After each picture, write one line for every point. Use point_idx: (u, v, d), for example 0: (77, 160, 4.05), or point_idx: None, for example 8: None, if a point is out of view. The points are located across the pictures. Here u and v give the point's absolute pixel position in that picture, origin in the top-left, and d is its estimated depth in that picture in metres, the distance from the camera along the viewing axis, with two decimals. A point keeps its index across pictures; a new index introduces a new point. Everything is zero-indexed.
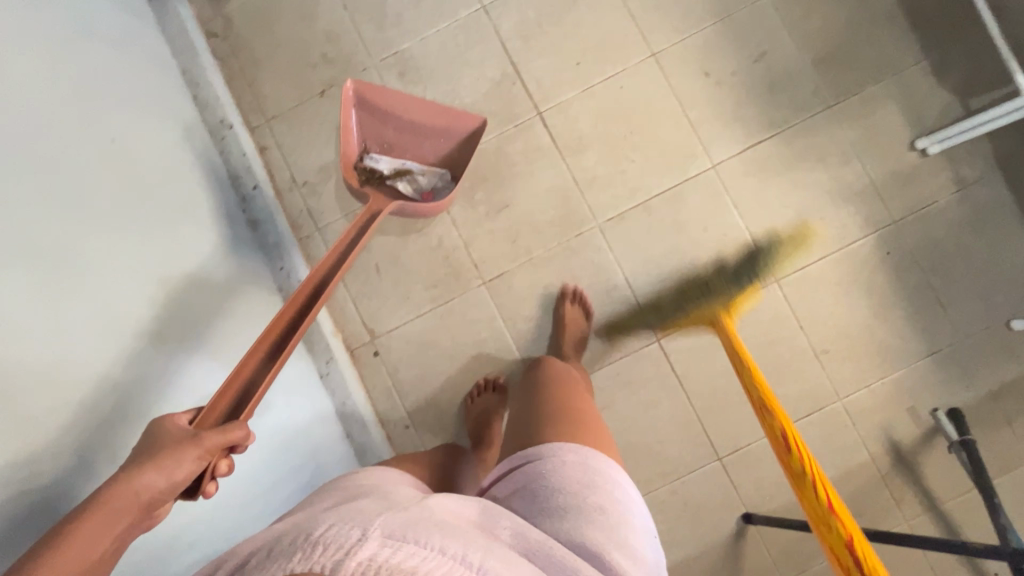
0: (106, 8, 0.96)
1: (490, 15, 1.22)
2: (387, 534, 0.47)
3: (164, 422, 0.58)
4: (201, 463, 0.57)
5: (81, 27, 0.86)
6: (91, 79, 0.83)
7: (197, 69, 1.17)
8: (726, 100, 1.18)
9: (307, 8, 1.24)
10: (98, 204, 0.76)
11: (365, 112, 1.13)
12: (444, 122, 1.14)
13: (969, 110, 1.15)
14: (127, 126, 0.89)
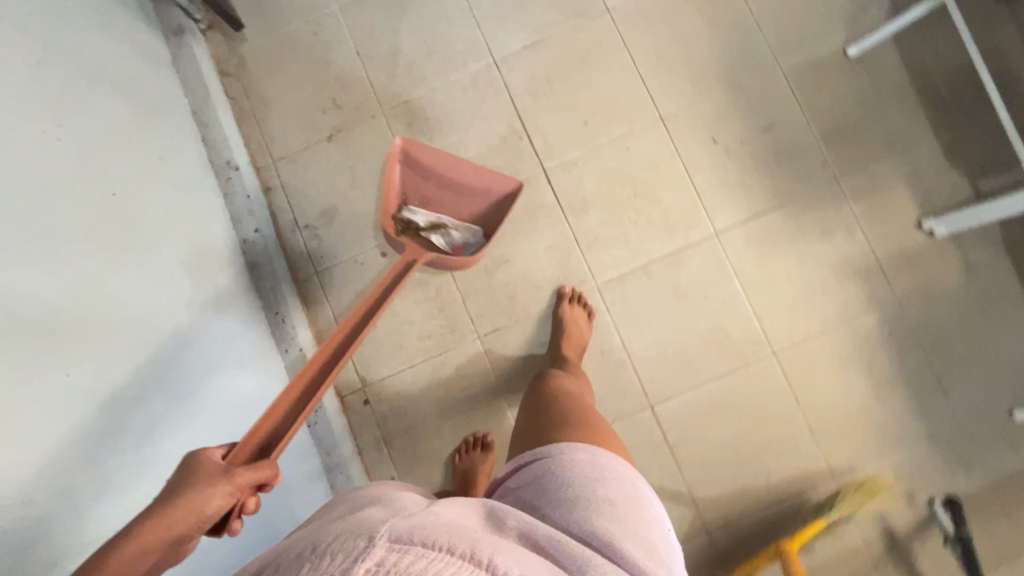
0: (117, 54, 0.96)
1: (501, 70, 1.23)
2: (394, 537, 0.42)
3: (197, 453, 0.53)
4: (233, 498, 0.52)
5: (89, 75, 0.86)
6: (94, 127, 0.83)
7: (208, 109, 1.18)
8: (732, 168, 1.17)
9: (321, 53, 1.26)
10: (93, 258, 0.75)
11: (409, 167, 1.13)
12: (484, 183, 1.13)
13: (979, 193, 1.14)
14: (126, 173, 0.88)
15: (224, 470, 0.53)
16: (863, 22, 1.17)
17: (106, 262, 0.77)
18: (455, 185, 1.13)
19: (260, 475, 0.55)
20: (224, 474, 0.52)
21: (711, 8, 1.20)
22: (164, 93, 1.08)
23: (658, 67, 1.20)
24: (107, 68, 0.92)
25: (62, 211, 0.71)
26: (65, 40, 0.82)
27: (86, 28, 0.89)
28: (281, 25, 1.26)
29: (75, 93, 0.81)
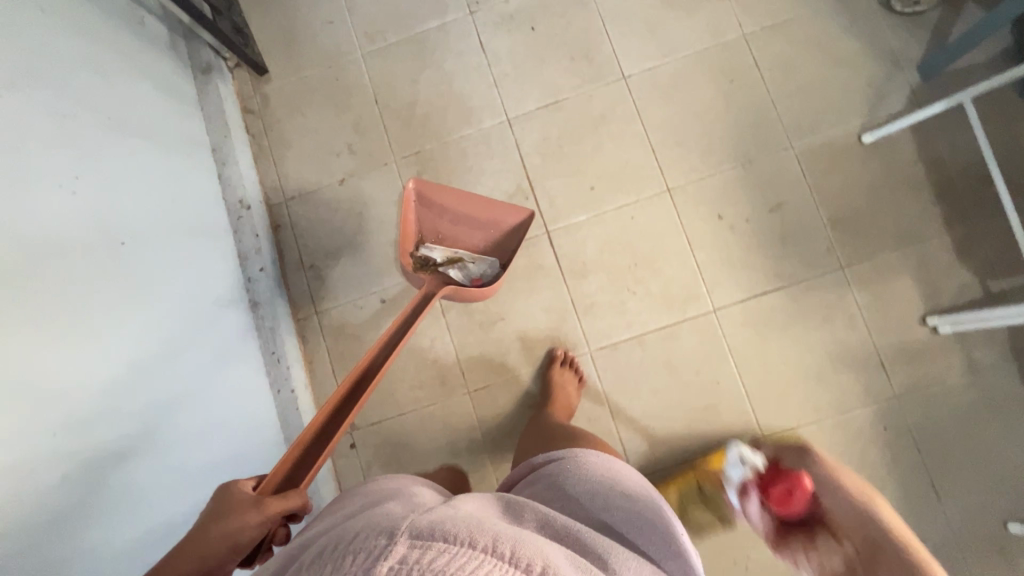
0: (141, 101, 1.01)
1: (514, 129, 1.24)
2: (414, 535, 0.45)
3: (232, 487, 0.65)
4: (262, 527, 0.62)
5: (108, 125, 0.90)
6: (109, 176, 0.87)
7: (227, 147, 1.22)
8: (736, 246, 1.17)
9: (341, 98, 1.29)
10: (104, 306, 0.78)
11: (422, 207, 1.15)
12: (497, 215, 1.14)
13: (989, 292, 1.11)
14: (139, 217, 0.92)
15: (253, 502, 0.63)
16: (881, 110, 1.16)
17: (118, 307, 0.81)
18: (470, 219, 1.15)
19: (285, 504, 0.64)
20: (254, 505, 0.63)
21: (727, 82, 1.20)
22: (184, 134, 1.12)
23: (669, 138, 1.20)
24: (128, 115, 0.96)
25: (77, 262, 0.75)
26: (84, 93, 0.86)
27: (108, 77, 0.94)
28: (305, 68, 1.30)
29: (92, 145, 0.85)
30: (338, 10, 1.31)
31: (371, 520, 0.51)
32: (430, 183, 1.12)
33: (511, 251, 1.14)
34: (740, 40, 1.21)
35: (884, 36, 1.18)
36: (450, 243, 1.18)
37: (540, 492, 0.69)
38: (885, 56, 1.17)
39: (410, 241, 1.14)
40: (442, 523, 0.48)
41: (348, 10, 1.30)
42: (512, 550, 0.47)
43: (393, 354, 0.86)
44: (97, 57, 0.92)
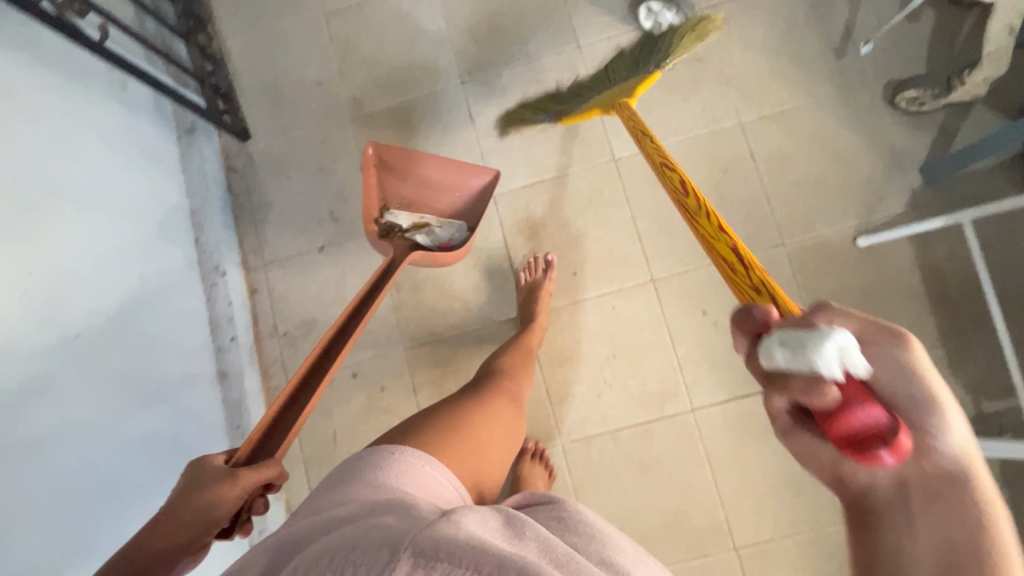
0: (115, 172, 1.00)
1: (499, 207, 1.22)
2: (416, 555, 0.45)
3: (205, 461, 0.66)
4: (236, 501, 0.64)
5: (77, 205, 0.89)
6: (73, 261, 0.85)
7: (205, 210, 1.21)
8: (719, 345, 1.12)
9: (325, 163, 1.27)
10: (58, 404, 0.76)
11: (385, 171, 1.15)
12: (461, 177, 1.15)
13: (981, 412, 1.05)
14: (105, 294, 0.90)
15: (225, 475, 0.64)
16: (878, 212, 1.11)
17: (71, 403, 0.79)
18: (435, 186, 1.15)
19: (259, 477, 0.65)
20: (226, 479, 0.64)
21: (720, 170, 1.16)
22: (153, 202, 1.09)
23: (655, 225, 1.17)
24: (95, 187, 0.94)
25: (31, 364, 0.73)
26: (49, 174, 0.84)
27: (78, 149, 0.92)
28: (292, 129, 1.28)
29: (50, 227, 0.82)
30: (329, 72, 1.29)
31: (368, 536, 0.49)
32: (389, 147, 1.12)
33: (478, 213, 1.16)
34: (736, 128, 1.17)
35: (885, 135, 1.13)
36: (417, 210, 1.18)
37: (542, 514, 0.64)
38: (886, 155, 1.13)
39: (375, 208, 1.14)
40: (445, 548, 0.45)
41: (339, 73, 1.29)
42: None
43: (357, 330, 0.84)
44: (68, 131, 0.90)
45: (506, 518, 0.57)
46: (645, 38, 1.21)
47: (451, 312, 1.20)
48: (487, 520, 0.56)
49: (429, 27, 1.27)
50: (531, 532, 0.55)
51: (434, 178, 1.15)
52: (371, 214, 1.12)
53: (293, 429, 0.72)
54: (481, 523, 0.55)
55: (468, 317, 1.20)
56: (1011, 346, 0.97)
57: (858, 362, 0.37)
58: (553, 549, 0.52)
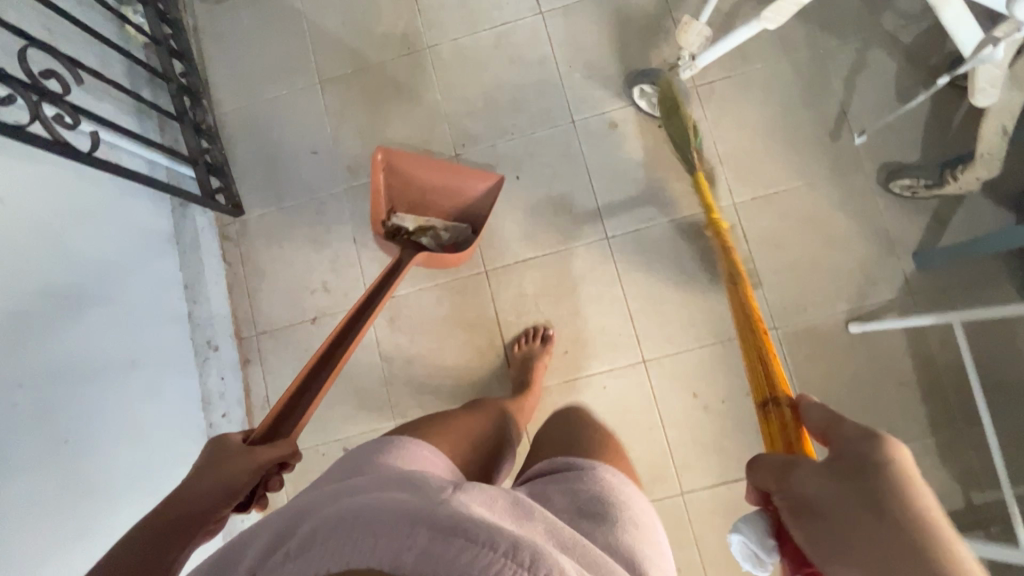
0: (113, 260, 1.01)
1: (491, 282, 1.22)
2: (436, 527, 0.44)
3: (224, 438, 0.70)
4: (254, 474, 0.67)
5: (74, 304, 0.90)
6: (69, 364, 0.86)
7: (198, 284, 1.22)
8: (709, 428, 1.12)
9: (320, 233, 1.28)
10: (45, 510, 0.78)
11: (393, 176, 1.17)
12: (466, 182, 1.17)
13: (971, 505, 1.05)
14: (99, 389, 0.92)
15: (245, 449, 0.68)
16: (870, 298, 1.11)
17: (57, 508, 0.80)
18: (440, 188, 1.18)
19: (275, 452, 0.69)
20: (245, 453, 0.68)
21: (713, 251, 1.16)
22: (148, 283, 1.11)
23: (647, 305, 1.17)
24: (93, 280, 0.96)
25: (22, 474, 0.75)
26: (42, 275, 0.84)
27: (71, 241, 0.92)
28: (287, 199, 1.29)
29: (39, 334, 0.82)
30: (325, 141, 1.30)
31: (388, 500, 0.49)
32: (397, 152, 1.13)
33: (480, 219, 1.19)
34: (729, 209, 1.17)
35: (880, 219, 1.12)
36: (423, 212, 1.22)
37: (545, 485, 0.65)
38: (879, 238, 1.12)
39: (383, 211, 1.17)
40: (467, 515, 0.47)
41: (335, 143, 1.30)
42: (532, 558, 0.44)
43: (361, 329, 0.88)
44: (61, 225, 0.90)
45: (510, 491, 0.59)
46: (639, 114, 1.21)
47: (443, 388, 1.20)
48: (498, 494, 0.57)
49: (425, 99, 1.28)
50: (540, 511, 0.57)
51: (439, 184, 1.18)
52: (378, 217, 1.16)
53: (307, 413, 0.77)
54: (490, 499, 0.56)
55: (459, 392, 1.20)
56: (999, 443, 0.97)
57: (758, 554, 0.50)
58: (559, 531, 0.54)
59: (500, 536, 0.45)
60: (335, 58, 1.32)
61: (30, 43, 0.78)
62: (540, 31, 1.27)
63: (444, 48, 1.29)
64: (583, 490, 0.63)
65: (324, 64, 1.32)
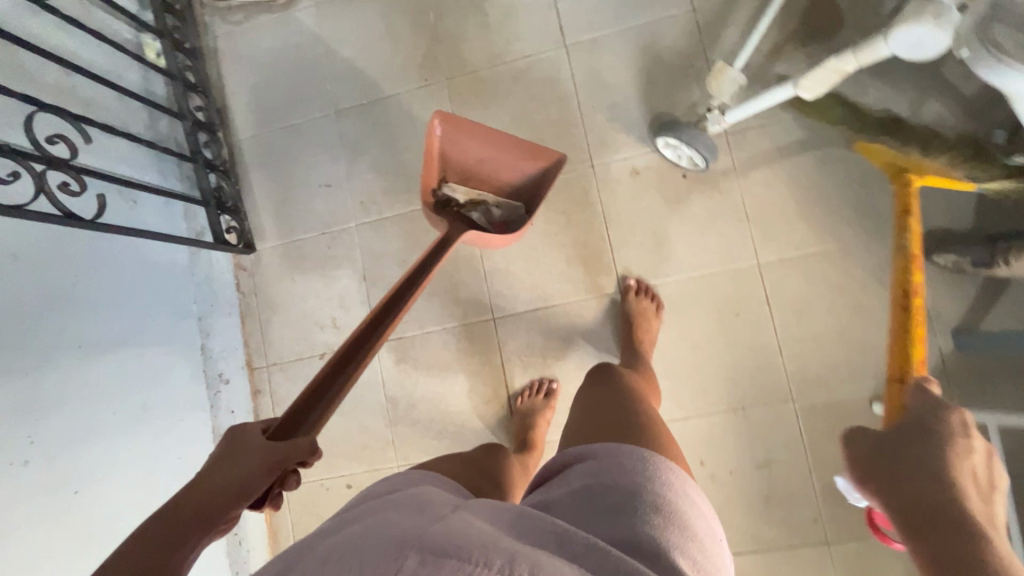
0: (129, 301, 1.04)
1: (499, 329, 1.21)
2: (425, 549, 0.42)
3: (242, 429, 0.64)
4: (271, 476, 0.60)
5: (84, 351, 0.93)
6: (75, 414, 0.90)
7: (211, 317, 1.23)
8: (714, 498, 1.09)
9: (331, 268, 1.27)
10: (52, 560, 0.82)
11: (448, 144, 1.13)
12: (523, 158, 1.12)
13: None
14: (109, 433, 0.96)
15: (262, 445, 0.62)
16: None
17: (66, 556, 0.84)
18: (494, 162, 1.14)
19: (291, 452, 0.62)
20: (261, 451, 0.61)
21: (732, 314, 1.10)
22: (166, 319, 1.13)
23: (658, 365, 1.12)
24: (110, 325, 0.99)
25: (29, 528, 0.79)
26: (46, 325, 0.87)
27: (79, 291, 0.94)
28: (299, 231, 1.29)
29: (43, 393, 0.85)
30: (338, 174, 1.28)
31: (381, 525, 0.48)
32: (454, 118, 1.08)
33: (534, 198, 1.14)
34: (752, 270, 1.10)
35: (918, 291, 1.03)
36: (475, 184, 1.18)
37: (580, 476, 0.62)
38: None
39: (434, 179, 1.15)
40: (460, 536, 0.46)
41: (348, 176, 1.28)
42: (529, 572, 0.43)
43: (391, 323, 0.83)
44: (68, 277, 0.92)
45: (517, 508, 0.56)
46: (662, 162, 1.15)
47: (446, 434, 1.20)
48: (504, 515, 0.55)
49: None
50: (547, 517, 0.53)
51: (495, 157, 1.14)
52: (429, 186, 1.13)
53: (335, 403, 0.72)
54: (493, 520, 0.54)
55: (462, 439, 1.20)
56: None
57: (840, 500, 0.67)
58: (571, 539, 0.50)
59: (494, 554, 0.44)
60: (352, 88, 1.29)
61: (38, 109, 0.78)
62: (562, 68, 1.20)
63: (462, 81, 1.24)
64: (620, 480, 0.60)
65: (340, 94, 1.30)
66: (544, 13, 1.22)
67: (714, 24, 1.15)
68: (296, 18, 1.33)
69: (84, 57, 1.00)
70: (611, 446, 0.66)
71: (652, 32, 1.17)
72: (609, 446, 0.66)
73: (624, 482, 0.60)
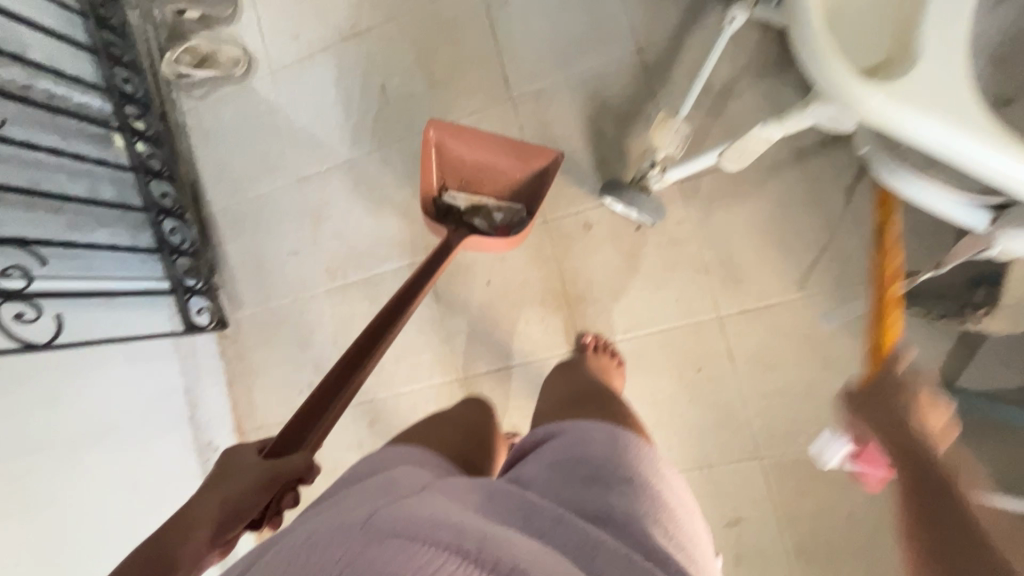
0: (119, 386, 1.11)
1: (464, 389, 1.21)
2: (376, 530, 0.45)
3: (237, 451, 0.64)
4: (266, 497, 0.60)
5: (77, 442, 1.00)
6: (72, 502, 0.97)
7: (198, 388, 1.31)
8: None
9: (304, 334, 1.31)
10: None
11: (446, 152, 1.11)
12: (522, 160, 1.08)
13: None
14: (107, 514, 1.03)
15: (256, 464, 0.62)
16: None
17: None
18: (495, 165, 1.10)
19: (286, 469, 0.62)
20: (255, 471, 0.62)
21: (693, 369, 1.07)
22: (156, 397, 1.20)
23: None
24: (102, 410, 1.06)
25: None
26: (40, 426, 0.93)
27: (67, 389, 1.00)
28: (272, 299, 1.33)
29: (34, 495, 0.91)
30: (304, 242, 1.31)
31: (342, 514, 0.51)
32: (450, 125, 1.07)
33: (537, 200, 1.09)
34: (713, 323, 1.06)
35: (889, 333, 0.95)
36: (476, 190, 1.14)
37: (552, 451, 0.66)
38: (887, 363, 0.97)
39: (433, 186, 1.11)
40: (416, 516, 0.48)
41: (313, 243, 1.31)
42: (477, 549, 0.45)
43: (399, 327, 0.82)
44: (56, 377, 0.98)
45: (486, 484, 0.60)
46: (614, 214, 1.11)
47: None
48: (468, 495, 0.57)
49: (395, 197, 1.25)
50: (514, 495, 0.58)
51: (495, 163, 1.10)
52: (429, 191, 1.09)
53: (333, 420, 0.69)
54: (463, 498, 0.56)
55: None
56: None
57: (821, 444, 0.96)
58: (538, 514, 0.55)
59: (440, 531, 0.46)
60: (310, 154, 1.31)
61: None
62: (511, 122, 1.17)
63: (413, 142, 1.24)
64: (586, 453, 0.63)
65: (300, 161, 1.32)
66: (489, 65, 1.19)
67: (663, 66, 1.09)
68: (255, 88, 1.35)
69: (45, 179, 1.04)
70: (581, 424, 0.68)
71: (599, 78, 1.12)
72: (578, 424, 0.69)
73: (593, 455, 0.63)
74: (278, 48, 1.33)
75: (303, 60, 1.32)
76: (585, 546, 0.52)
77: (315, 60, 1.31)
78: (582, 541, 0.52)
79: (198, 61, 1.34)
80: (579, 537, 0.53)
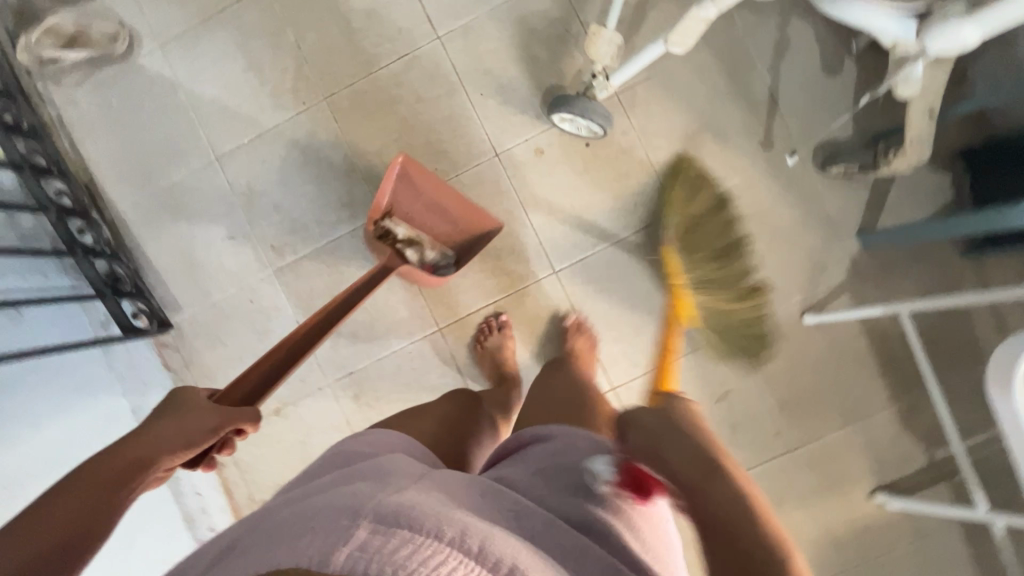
0: (59, 417, 0.96)
1: (447, 338, 1.19)
2: (379, 518, 0.41)
3: (190, 390, 0.65)
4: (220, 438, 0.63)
5: (23, 482, 0.85)
6: None
7: (146, 405, 1.15)
8: None
9: (259, 322, 1.21)
10: None
11: (403, 182, 1.09)
12: (466, 216, 1.11)
13: (933, 460, 1.10)
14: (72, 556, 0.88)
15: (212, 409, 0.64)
16: (822, 283, 1.11)
17: None
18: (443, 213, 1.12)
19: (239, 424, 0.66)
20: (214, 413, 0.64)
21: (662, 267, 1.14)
22: (104, 422, 1.06)
23: (608, 333, 1.15)
24: (46, 444, 0.91)
25: None
26: None
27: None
28: (214, 293, 1.21)
29: None
30: (238, 224, 1.20)
31: (333, 495, 0.46)
32: (417, 164, 1.04)
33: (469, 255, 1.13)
34: None
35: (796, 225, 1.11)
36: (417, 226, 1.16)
37: (539, 456, 0.64)
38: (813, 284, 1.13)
39: (379, 210, 1.08)
40: (416, 503, 0.44)
41: (249, 225, 1.20)
42: (480, 545, 0.42)
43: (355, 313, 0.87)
44: None
45: (481, 481, 0.57)
46: (563, 135, 1.15)
47: None
48: (459, 490, 0.53)
49: (333, 158, 1.19)
50: (510, 495, 0.54)
51: (443, 207, 1.12)
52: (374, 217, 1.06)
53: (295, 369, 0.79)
54: (452, 491, 0.52)
55: None
56: (948, 407, 1.01)
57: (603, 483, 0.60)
58: (528, 513, 0.51)
59: (444, 520, 0.42)
60: (226, 126, 1.20)
61: None
62: (443, 61, 1.16)
63: (343, 97, 1.18)
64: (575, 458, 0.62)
65: (214, 137, 1.20)
66: (409, 7, 1.16)
67: None
68: (142, 65, 1.20)
69: None
70: (568, 428, 0.67)
71: (522, 6, 1.14)
72: (567, 429, 0.67)
73: (577, 461, 0.61)
74: (162, 17, 1.20)
75: (195, 26, 1.20)
76: (575, 551, 0.49)
77: (209, 25, 1.19)
78: (570, 547, 0.49)
79: (64, 43, 1.17)
80: (570, 545, 0.49)
